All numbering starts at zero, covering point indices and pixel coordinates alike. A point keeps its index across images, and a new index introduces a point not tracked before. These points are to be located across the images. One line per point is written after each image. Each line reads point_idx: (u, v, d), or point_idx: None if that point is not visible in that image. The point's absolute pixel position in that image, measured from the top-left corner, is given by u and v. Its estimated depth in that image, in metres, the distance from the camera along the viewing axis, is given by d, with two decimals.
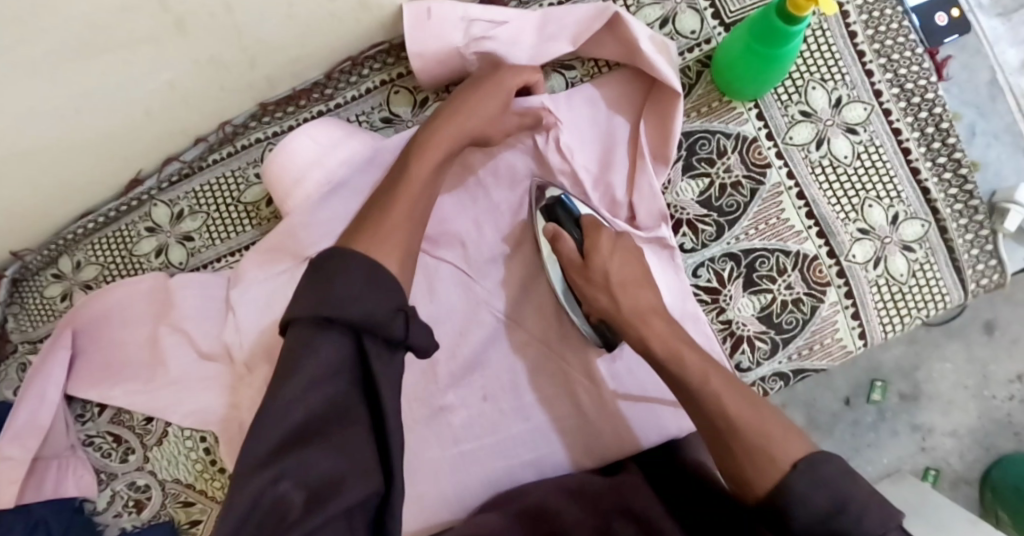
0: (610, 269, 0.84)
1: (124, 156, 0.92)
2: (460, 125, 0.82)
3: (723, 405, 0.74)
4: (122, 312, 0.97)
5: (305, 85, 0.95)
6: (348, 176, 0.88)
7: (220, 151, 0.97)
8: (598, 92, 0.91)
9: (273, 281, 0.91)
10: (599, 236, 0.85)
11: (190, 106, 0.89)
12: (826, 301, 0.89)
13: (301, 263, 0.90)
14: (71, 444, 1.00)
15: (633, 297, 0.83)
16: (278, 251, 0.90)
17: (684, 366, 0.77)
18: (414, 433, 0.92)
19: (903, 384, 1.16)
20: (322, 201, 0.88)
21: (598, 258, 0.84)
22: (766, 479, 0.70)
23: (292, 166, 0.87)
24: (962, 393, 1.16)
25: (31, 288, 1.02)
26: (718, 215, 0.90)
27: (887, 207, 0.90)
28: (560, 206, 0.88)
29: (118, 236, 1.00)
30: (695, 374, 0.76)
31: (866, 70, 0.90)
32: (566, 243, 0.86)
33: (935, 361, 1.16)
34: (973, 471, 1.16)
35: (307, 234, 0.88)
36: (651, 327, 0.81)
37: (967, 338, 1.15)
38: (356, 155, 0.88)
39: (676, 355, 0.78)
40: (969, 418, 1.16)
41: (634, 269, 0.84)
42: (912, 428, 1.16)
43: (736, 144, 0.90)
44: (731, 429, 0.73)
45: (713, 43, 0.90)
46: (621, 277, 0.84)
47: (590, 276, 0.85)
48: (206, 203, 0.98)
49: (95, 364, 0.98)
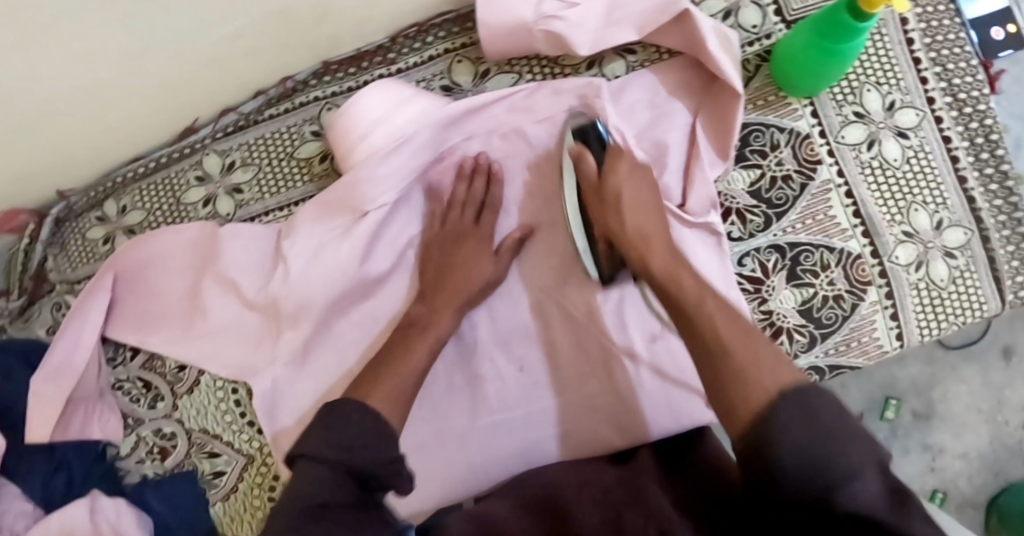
0: (623, 190, 0.82)
1: (182, 103, 0.93)
2: (461, 285, 0.89)
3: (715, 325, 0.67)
4: (166, 258, 0.97)
5: (369, 47, 0.96)
6: (413, 135, 0.88)
7: (277, 106, 0.97)
8: (656, 78, 0.92)
9: (326, 235, 0.91)
10: (619, 158, 0.84)
11: (258, 57, 0.90)
12: (866, 300, 0.91)
13: (358, 220, 0.90)
14: (100, 388, 1.00)
15: (640, 220, 0.80)
16: (337, 205, 0.89)
17: (680, 286, 0.73)
18: (444, 402, 0.93)
19: (916, 403, 1.19)
20: (386, 159, 0.87)
21: (612, 178, 0.83)
22: (745, 405, 0.61)
23: (359, 120, 0.87)
24: (976, 416, 1.18)
25: (74, 230, 1.03)
26: (767, 207, 0.91)
27: (932, 213, 0.91)
28: (591, 128, 0.88)
29: (166, 183, 1.00)
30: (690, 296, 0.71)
31: (921, 77, 0.92)
32: (588, 163, 0.85)
33: (951, 383, 1.19)
34: (980, 495, 1.17)
35: (367, 190, 0.88)
36: (653, 250, 0.78)
37: (984, 362, 1.18)
38: (422, 115, 0.88)
39: (674, 277, 0.74)
40: (980, 441, 1.18)
41: (647, 197, 0.82)
42: (923, 447, 1.19)
43: (789, 139, 0.91)
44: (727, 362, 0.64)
45: (774, 38, 0.92)
46: (633, 199, 0.82)
47: (602, 194, 0.83)
48: (256, 156, 0.98)
49: (134, 310, 0.98)
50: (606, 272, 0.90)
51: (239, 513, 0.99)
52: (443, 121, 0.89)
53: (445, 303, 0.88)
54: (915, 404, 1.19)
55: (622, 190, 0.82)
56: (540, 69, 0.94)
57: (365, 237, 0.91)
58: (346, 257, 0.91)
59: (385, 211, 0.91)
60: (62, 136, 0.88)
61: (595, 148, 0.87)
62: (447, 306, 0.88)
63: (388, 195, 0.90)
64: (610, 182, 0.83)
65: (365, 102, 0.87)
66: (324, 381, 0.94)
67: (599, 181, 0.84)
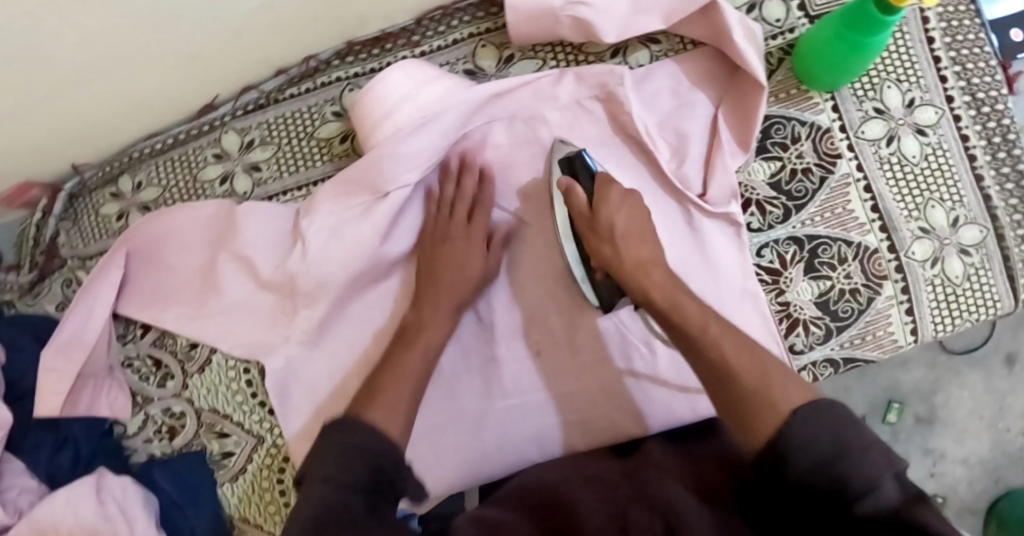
0: (616, 220, 0.82)
1: (203, 78, 0.92)
2: (445, 286, 0.87)
3: (721, 346, 0.69)
4: (182, 235, 0.97)
5: (394, 29, 0.96)
6: (438, 116, 0.88)
7: (299, 85, 0.97)
8: (680, 68, 0.92)
9: (345, 214, 0.91)
10: (608, 189, 0.84)
11: (283, 34, 0.89)
12: (883, 294, 0.91)
13: (379, 200, 0.90)
14: (109, 364, 0.99)
15: (636, 249, 0.80)
16: (358, 183, 0.89)
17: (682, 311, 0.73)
18: (461, 387, 0.92)
19: (919, 407, 1.21)
20: (410, 138, 0.87)
21: (605, 209, 0.83)
22: (764, 426, 0.62)
23: (385, 98, 0.87)
24: (977, 423, 1.21)
25: (87, 204, 1.02)
26: (787, 199, 0.92)
27: (949, 210, 0.92)
28: (578, 158, 0.89)
29: (183, 159, 0.99)
30: (694, 317, 0.72)
31: (941, 75, 0.92)
32: (578, 195, 0.85)
33: (954, 388, 1.21)
34: (979, 501, 1.20)
35: (390, 169, 0.88)
36: (650, 277, 0.78)
37: (987, 369, 1.20)
38: (445, 97, 0.89)
39: (676, 304, 0.75)
40: (980, 448, 1.21)
41: (641, 223, 0.82)
42: (924, 451, 1.21)
43: (810, 132, 0.92)
44: (737, 388, 0.66)
45: (797, 33, 0.93)
46: (626, 228, 0.82)
47: (593, 225, 0.83)
48: (275, 135, 0.98)
49: (146, 288, 0.97)
50: (605, 299, 0.90)
51: (248, 494, 0.98)
52: (469, 104, 0.90)
53: (432, 305, 0.86)
54: (918, 409, 1.22)
55: (616, 221, 0.82)
56: (564, 56, 0.94)
57: (385, 218, 0.90)
58: (366, 236, 0.90)
59: (407, 191, 0.90)
60: (82, 106, 0.87)
61: (586, 182, 0.87)
62: (432, 307, 0.86)
63: (411, 175, 0.89)
64: (604, 214, 0.83)
65: (389, 83, 0.87)
66: (340, 363, 0.94)
67: (591, 212, 0.84)
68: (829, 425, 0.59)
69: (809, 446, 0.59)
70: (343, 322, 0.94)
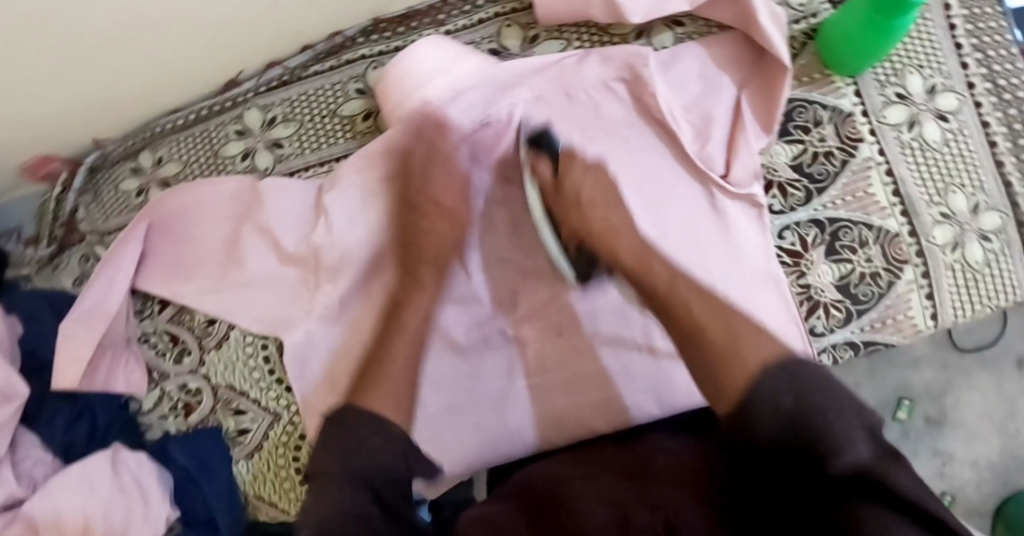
0: (582, 189, 0.84)
1: (229, 50, 0.92)
2: (425, 265, 0.87)
3: (692, 307, 0.72)
4: (203, 209, 0.97)
5: (421, 6, 0.96)
6: (466, 91, 0.90)
7: (323, 62, 0.97)
8: (706, 51, 0.93)
9: (370, 190, 0.92)
10: (571, 160, 0.86)
11: (315, 7, 0.90)
12: (903, 278, 0.92)
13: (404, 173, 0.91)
14: (127, 337, 0.99)
15: (603, 214, 0.82)
16: (386, 156, 0.91)
17: (651, 272, 0.76)
18: (478, 367, 0.93)
19: (929, 408, 1.21)
20: (439, 112, 0.89)
21: (570, 180, 0.85)
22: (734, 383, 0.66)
23: (413, 72, 0.89)
24: (987, 425, 1.21)
25: (108, 179, 1.02)
26: (809, 182, 0.92)
27: (969, 195, 0.92)
28: (544, 134, 0.89)
29: (204, 135, 0.99)
30: (661, 279, 0.75)
31: (963, 62, 0.93)
32: (543, 168, 0.88)
33: (964, 389, 1.22)
34: (987, 503, 1.20)
35: (419, 142, 0.90)
36: (620, 241, 0.80)
37: (998, 369, 1.21)
38: (475, 73, 0.90)
39: (644, 263, 0.77)
40: (990, 450, 1.21)
41: (609, 191, 0.83)
42: (934, 452, 1.21)
43: (832, 116, 0.92)
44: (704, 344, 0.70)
45: (820, 17, 0.93)
46: (592, 194, 0.83)
47: (561, 196, 0.85)
48: (298, 112, 0.98)
49: (166, 261, 0.98)
50: (582, 270, 0.91)
51: (263, 472, 0.97)
52: (496, 78, 0.91)
53: (415, 283, 0.87)
54: (928, 409, 1.22)
55: (582, 187, 0.84)
56: (589, 37, 0.94)
57: None
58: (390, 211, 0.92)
59: None
60: (109, 74, 0.87)
61: (550, 154, 0.88)
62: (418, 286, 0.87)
63: None
64: (571, 183, 0.84)
65: (420, 57, 0.89)
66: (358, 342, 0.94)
67: (556, 184, 0.86)
68: (791, 376, 0.64)
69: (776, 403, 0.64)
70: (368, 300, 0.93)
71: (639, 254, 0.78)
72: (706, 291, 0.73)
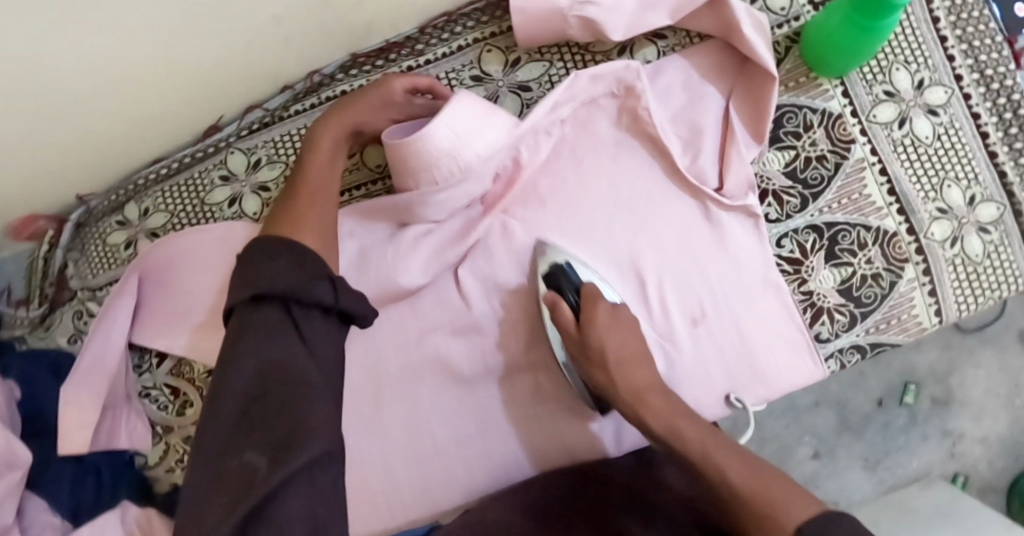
0: (608, 344, 0.79)
1: (208, 97, 0.90)
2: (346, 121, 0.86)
3: (723, 472, 0.72)
4: (194, 259, 0.95)
5: (397, 38, 0.95)
6: (482, 164, 0.86)
7: (304, 101, 0.96)
8: (688, 63, 0.92)
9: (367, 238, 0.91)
10: (595, 306, 0.81)
11: (290, 48, 0.88)
12: (904, 277, 0.91)
13: (399, 230, 0.90)
14: (127, 393, 0.97)
15: (630, 373, 0.79)
16: (383, 214, 0.90)
17: (684, 438, 0.75)
18: (486, 396, 0.92)
19: (936, 389, 1.22)
20: (450, 189, 0.86)
21: (592, 332, 0.79)
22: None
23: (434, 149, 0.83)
24: (994, 401, 1.22)
25: (94, 233, 1.00)
26: (803, 188, 0.92)
27: (965, 189, 0.92)
28: (561, 272, 0.86)
29: (189, 183, 0.98)
30: (694, 446, 0.74)
31: (948, 55, 0.92)
32: (565, 314, 0.82)
33: (968, 367, 1.22)
34: (1001, 479, 1.22)
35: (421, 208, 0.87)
36: (648, 401, 0.77)
37: (1001, 344, 1.21)
38: (495, 143, 0.86)
39: (675, 431, 0.75)
40: (999, 426, 1.22)
41: (636, 343, 0.80)
42: (943, 433, 1.22)
43: (822, 119, 0.92)
44: (735, 499, 0.70)
45: (802, 20, 0.92)
46: (617, 350, 0.79)
47: (585, 349, 0.80)
48: (281, 153, 0.97)
49: (161, 313, 0.96)
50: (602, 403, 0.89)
51: None
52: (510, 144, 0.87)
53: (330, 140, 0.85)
54: (934, 390, 1.22)
55: (607, 343, 0.79)
56: (571, 57, 0.94)
57: (411, 244, 0.89)
58: (386, 266, 0.89)
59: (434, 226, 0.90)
60: (85, 133, 0.86)
61: (570, 297, 0.84)
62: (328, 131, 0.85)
63: (441, 216, 0.89)
64: (593, 338, 0.79)
65: (459, 113, 0.84)
66: (358, 379, 0.91)
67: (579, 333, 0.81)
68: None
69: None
70: (369, 336, 0.91)
71: (669, 417, 0.76)
72: (738, 455, 0.73)
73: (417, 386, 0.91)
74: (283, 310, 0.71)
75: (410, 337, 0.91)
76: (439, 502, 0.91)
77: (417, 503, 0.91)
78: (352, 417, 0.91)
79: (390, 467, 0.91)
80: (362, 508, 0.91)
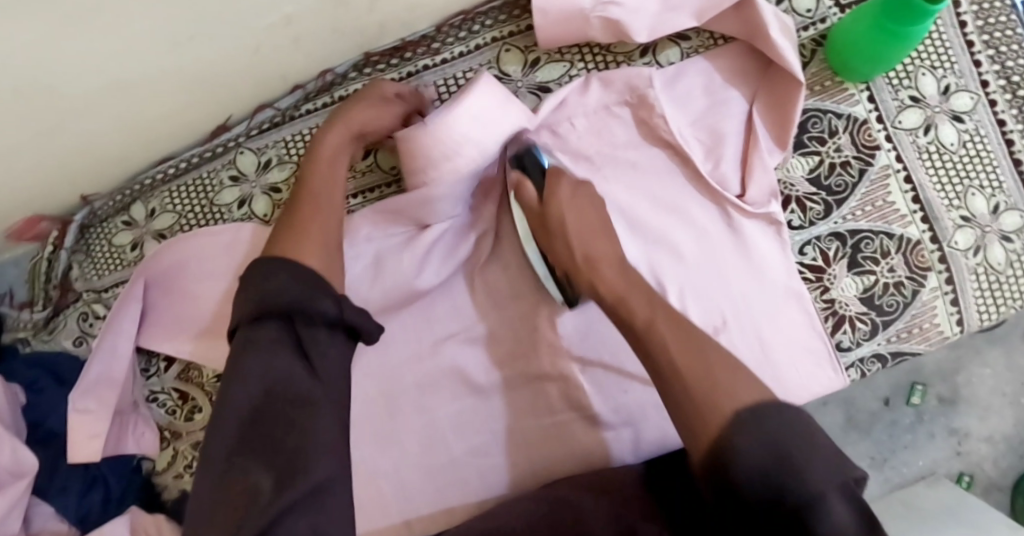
0: (566, 216, 0.74)
1: (215, 99, 0.87)
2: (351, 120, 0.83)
3: (661, 338, 0.63)
4: (201, 262, 0.93)
5: (412, 37, 0.91)
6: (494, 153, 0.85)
7: (315, 101, 0.94)
8: (711, 65, 0.90)
9: (384, 242, 0.90)
10: (557, 180, 0.77)
11: (300, 48, 0.85)
12: (927, 286, 0.90)
13: (420, 231, 0.89)
14: (134, 400, 0.95)
15: (589, 243, 0.73)
16: (401, 216, 0.88)
17: (630, 309, 0.67)
18: (501, 405, 0.90)
19: (941, 387, 1.19)
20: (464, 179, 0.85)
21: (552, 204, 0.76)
22: (709, 430, 0.58)
23: (449, 138, 0.82)
24: (1000, 400, 1.18)
25: (99, 235, 0.97)
26: (826, 194, 0.90)
27: (989, 197, 0.90)
28: (528, 154, 0.84)
29: (197, 183, 0.95)
30: (640, 314, 0.66)
31: (975, 60, 0.90)
32: (528, 190, 0.80)
33: (975, 367, 1.19)
34: (1005, 478, 1.19)
35: (437, 208, 0.87)
36: (601, 274, 0.71)
37: (1008, 344, 1.18)
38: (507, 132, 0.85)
39: (622, 301, 0.68)
40: (1004, 425, 1.19)
41: (596, 218, 0.74)
42: (949, 431, 1.19)
43: (847, 125, 0.90)
44: (669, 368, 0.62)
45: (828, 22, 0.90)
46: (577, 222, 0.74)
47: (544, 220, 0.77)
48: (293, 154, 0.95)
49: (168, 319, 0.94)
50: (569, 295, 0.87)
51: None
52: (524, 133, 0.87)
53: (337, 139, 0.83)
54: (940, 389, 1.20)
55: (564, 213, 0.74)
56: (591, 57, 0.91)
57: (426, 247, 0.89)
58: (404, 268, 0.89)
59: (449, 223, 0.90)
60: (89, 136, 0.83)
61: (535, 177, 0.82)
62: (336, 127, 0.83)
63: (456, 210, 0.89)
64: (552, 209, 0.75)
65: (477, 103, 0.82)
66: (371, 387, 0.90)
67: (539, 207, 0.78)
68: (767, 430, 0.56)
69: (749, 454, 0.55)
70: (383, 345, 0.90)
71: (622, 286, 0.69)
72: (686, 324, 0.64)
73: (433, 397, 0.90)
74: (283, 327, 0.67)
75: (424, 346, 0.90)
76: (451, 512, 0.89)
77: (428, 512, 0.89)
78: (365, 426, 0.89)
79: (403, 477, 0.89)
80: (374, 520, 0.89)
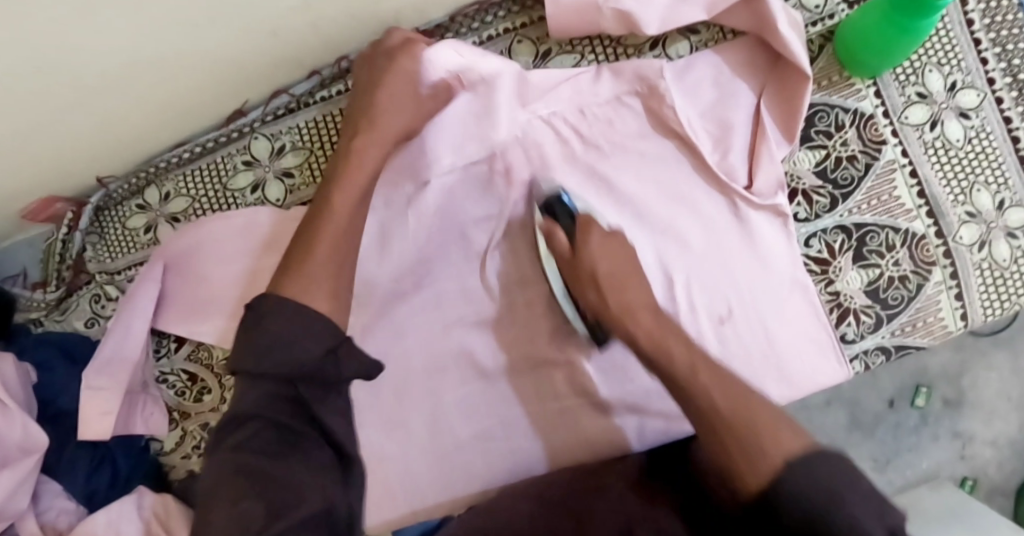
0: (599, 263, 0.78)
1: (231, 84, 0.89)
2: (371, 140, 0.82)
3: (706, 389, 0.68)
4: (216, 245, 0.95)
5: (426, 26, 0.92)
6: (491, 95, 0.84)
7: (330, 88, 0.95)
8: (721, 58, 0.91)
9: (386, 207, 0.87)
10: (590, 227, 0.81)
11: (315, 35, 0.86)
12: (931, 280, 0.91)
13: (420, 189, 0.87)
14: (144, 380, 0.96)
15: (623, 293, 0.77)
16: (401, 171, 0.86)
17: (668, 355, 0.72)
18: (508, 393, 0.91)
19: (947, 390, 1.18)
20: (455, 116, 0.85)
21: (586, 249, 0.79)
22: (756, 477, 0.64)
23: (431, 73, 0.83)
24: (1005, 404, 1.18)
25: (113, 217, 0.99)
26: (833, 188, 0.91)
27: (994, 193, 0.91)
28: (557, 201, 0.86)
29: (211, 168, 0.97)
30: (679, 361, 0.71)
31: (981, 57, 0.91)
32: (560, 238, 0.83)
33: (981, 371, 1.18)
34: (1008, 482, 1.19)
35: (433, 149, 0.85)
36: (637, 320, 0.75)
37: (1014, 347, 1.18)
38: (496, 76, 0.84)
39: (660, 346, 0.73)
40: (1009, 429, 1.18)
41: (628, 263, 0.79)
42: (953, 434, 1.19)
43: (854, 119, 0.91)
44: (713, 409, 0.67)
45: (837, 18, 0.91)
46: (610, 270, 0.78)
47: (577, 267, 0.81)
48: (307, 139, 0.97)
49: (183, 302, 0.95)
50: (598, 336, 0.88)
51: None
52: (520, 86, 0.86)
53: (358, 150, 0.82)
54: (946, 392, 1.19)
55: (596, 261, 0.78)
56: (602, 49, 0.93)
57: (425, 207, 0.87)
58: (414, 250, 0.89)
59: (447, 176, 0.87)
60: (106, 119, 0.84)
61: (565, 222, 0.84)
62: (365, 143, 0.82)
63: (451, 159, 0.86)
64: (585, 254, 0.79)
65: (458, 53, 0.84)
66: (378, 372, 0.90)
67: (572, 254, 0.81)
68: (813, 472, 0.62)
69: (800, 494, 0.61)
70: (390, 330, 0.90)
71: (656, 331, 0.74)
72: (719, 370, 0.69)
73: (440, 383, 0.91)
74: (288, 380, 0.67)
75: (431, 334, 0.90)
76: (457, 498, 0.90)
77: (433, 497, 0.90)
78: (371, 411, 0.90)
79: (408, 461, 0.90)
80: (379, 503, 0.90)
